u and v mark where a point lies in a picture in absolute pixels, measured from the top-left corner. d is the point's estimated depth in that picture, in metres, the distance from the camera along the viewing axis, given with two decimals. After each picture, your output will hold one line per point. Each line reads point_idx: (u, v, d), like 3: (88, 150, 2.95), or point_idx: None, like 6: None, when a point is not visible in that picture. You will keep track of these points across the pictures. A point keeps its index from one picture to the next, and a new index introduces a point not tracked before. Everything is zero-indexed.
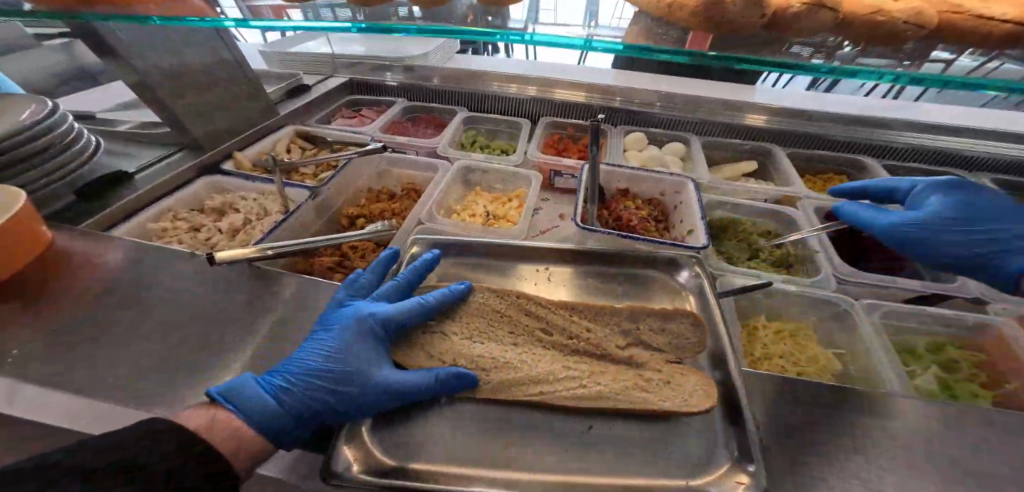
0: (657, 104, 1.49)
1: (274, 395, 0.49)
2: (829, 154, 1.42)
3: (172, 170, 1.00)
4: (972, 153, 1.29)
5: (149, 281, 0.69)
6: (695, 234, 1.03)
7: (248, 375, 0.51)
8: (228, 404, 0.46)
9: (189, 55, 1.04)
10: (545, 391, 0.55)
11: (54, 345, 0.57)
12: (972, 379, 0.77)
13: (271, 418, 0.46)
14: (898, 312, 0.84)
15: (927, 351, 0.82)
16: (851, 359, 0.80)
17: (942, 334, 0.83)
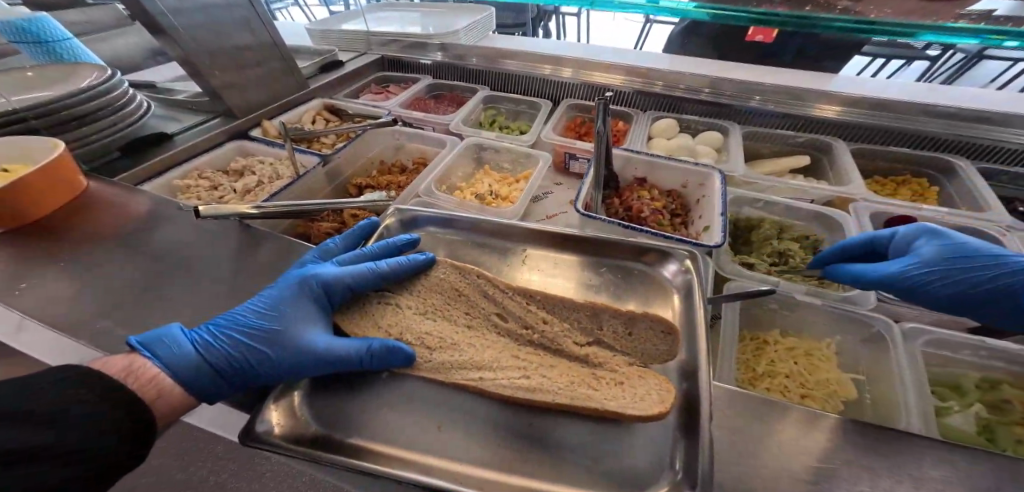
0: (705, 90, 1.30)
1: (196, 350, 0.53)
2: (908, 151, 1.18)
3: (205, 134, 1.09)
4: None
5: (160, 232, 0.76)
6: (710, 232, 0.93)
7: (175, 327, 0.54)
8: (148, 352, 0.50)
9: (226, 31, 1.12)
10: (481, 377, 0.54)
11: (73, 281, 0.65)
12: None
13: (187, 371, 0.50)
14: (947, 341, 0.70)
15: (976, 389, 0.68)
16: (873, 386, 0.69)
17: (1002, 371, 0.69)
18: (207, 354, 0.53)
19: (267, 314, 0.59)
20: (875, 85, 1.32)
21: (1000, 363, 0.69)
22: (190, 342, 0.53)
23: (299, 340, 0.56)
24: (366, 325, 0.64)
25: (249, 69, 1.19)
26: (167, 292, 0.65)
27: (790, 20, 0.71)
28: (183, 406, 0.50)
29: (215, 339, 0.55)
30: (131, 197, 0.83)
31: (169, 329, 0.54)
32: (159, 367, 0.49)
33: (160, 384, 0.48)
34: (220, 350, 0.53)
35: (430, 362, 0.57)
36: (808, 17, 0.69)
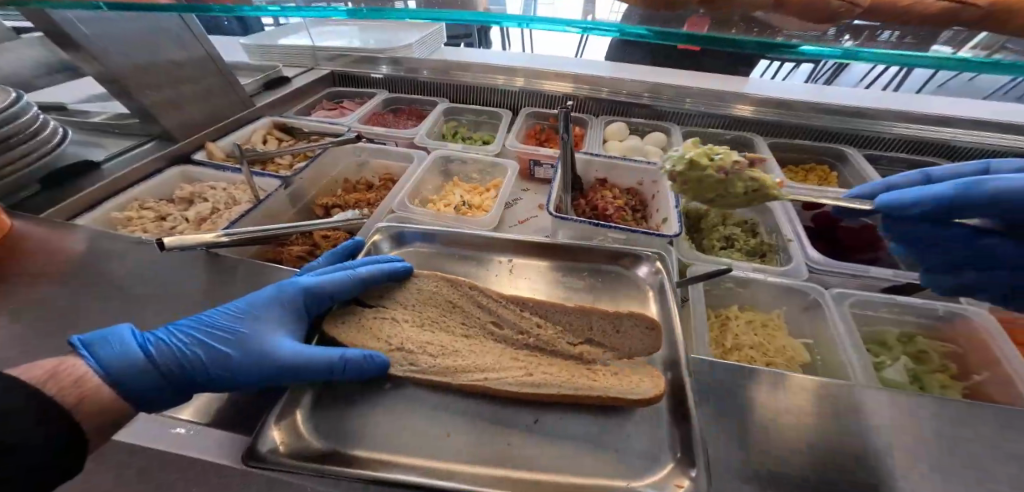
0: (646, 95, 1.44)
1: (146, 352, 0.47)
2: (813, 144, 1.41)
3: (139, 160, 0.98)
4: (962, 144, 1.26)
5: (109, 271, 0.69)
6: (668, 224, 1.03)
7: (125, 327, 0.49)
8: (88, 353, 0.44)
9: (156, 48, 1.01)
10: (484, 377, 0.55)
11: (10, 337, 0.57)
12: (943, 371, 0.80)
13: (130, 377, 0.44)
14: (864, 301, 0.85)
15: (898, 343, 0.83)
16: (819, 349, 0.82)
17: (913, 324, 0.85)
18: (158, 358, 0.47)
19: (234, 320, 0.55)
20: (778, 89, 1.55)
21: (911, 318, 0.85)
22: (139, 345, 0.47)
23: (268, 346, 0.52)
24: (355, 334, 0.61)
25: (183, 87, 1.09)
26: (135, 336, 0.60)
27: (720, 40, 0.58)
28: (111, 410, 0.42)
29: (168, 342, 0.49)
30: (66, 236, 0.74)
31: (118, 329, 0.49)
32: (94, 369, 0.43)
33: (92, 385, 0.41)
34: (173, 354, 0.48)
35: (434, 369, 0.56)
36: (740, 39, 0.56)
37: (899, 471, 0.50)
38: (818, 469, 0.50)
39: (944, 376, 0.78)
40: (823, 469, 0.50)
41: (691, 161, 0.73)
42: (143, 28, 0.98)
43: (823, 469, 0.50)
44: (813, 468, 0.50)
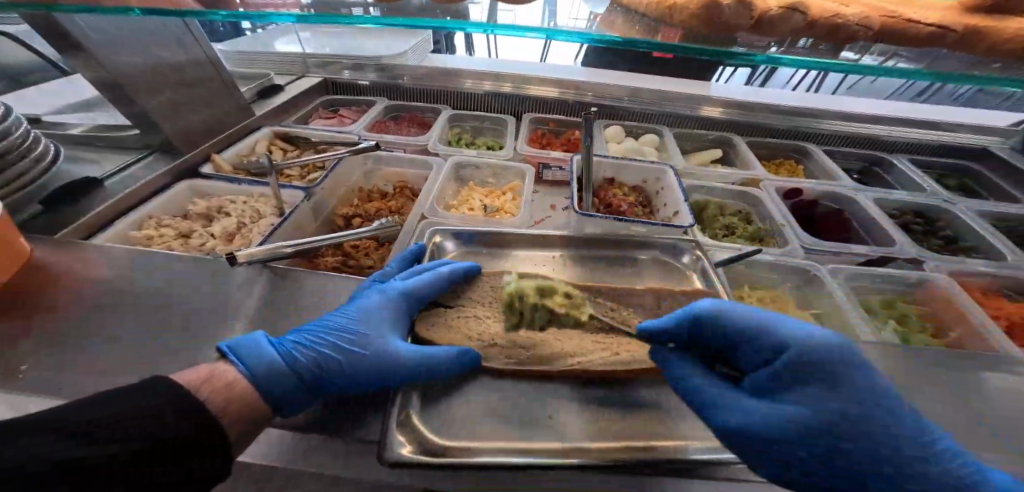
0: (627, 98, 1.55)
1: (281, 358, 0.51)
2: (780, 141, 1.60)
3: (146, 175, 0.92)
4: (891, 138, 1.55)
5: (163, 294, 0.67)
6: (681, 216, 1.12)
7: (258, 335, 0.52)
8: (236, 358, 0.47)
9: (157, 54, 0.95)
10: (579, 362, 0.60)
11: (77, 366, 0.55)
12: (923, 330, 1.00)
13: (271, 381, 0.47)
14: (857, 274, 1.07)
15: (882, 309, 1.05)
16: (826, 318, 0.98)
17: (891, 292, 1.09)
18: (292, 363, 0.50)
19: (345, 326, 0.58)
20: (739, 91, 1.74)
21: (886, 286, 1.08)
22: (274, 351, 0.51)
23: (385, 349, 0.55)
24: (447, 333, 0.64)
25: (185, 96, 1.03)
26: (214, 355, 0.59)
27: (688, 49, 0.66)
28: (254, 411, 0.44)
29: (297, 349, 0.53)
30: (100, 262, 0.71)
31: (254, 337, 0.52)
32: (244, 375, 0.46)
33: (242, 389, 0.45)
34: (303, 359, 0.51)
35: (529, 359, 0.61)
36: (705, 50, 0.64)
37: None
38: None
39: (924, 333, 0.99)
40: None
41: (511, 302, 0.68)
42: (147, 30, 0.91)
43: None
44: None
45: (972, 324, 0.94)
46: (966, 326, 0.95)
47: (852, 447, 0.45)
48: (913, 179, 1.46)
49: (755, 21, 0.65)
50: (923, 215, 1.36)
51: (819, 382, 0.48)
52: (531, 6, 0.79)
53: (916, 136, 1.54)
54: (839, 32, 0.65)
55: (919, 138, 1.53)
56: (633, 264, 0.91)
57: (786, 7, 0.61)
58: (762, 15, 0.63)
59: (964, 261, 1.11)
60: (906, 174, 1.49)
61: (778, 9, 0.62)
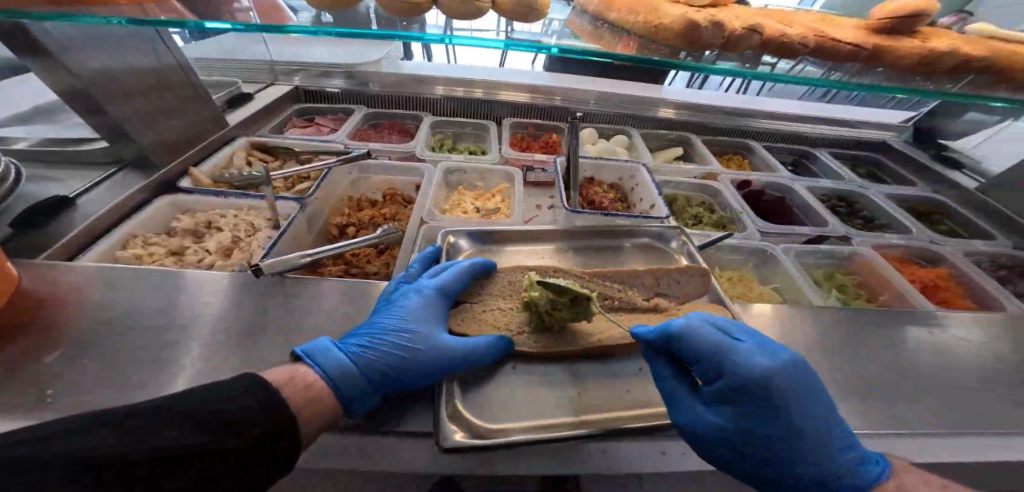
0: (592, 101, 1.64)
1: (347, 359, 0.55)
2: (728, 138, 1.80)
3: (122, 191, 0.86)
4: (812, 135, 1.80)
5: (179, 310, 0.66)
6: (657, 208, 1.23)
7: (326, 340, 0.58)
8: (312, 362, 0.53)
9: (130, 65, 0.90)
10: (601, 338, 0.69)
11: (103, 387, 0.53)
12: (859, 296, 1.20)
13: (345, 381, 0.52)
14: (803, 251, 1.26)
15: (825, 280, 1.24)
16: (784, 290, 1.14)
17: (830, 265, 1.28)
18: (359, 363, 0.55)
19: (393, 327, 0.62)
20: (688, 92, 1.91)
21: (825, 260, 1.28)
22: (341, 353, 0.56)
23: (435, 345, 0.60)
24: (480, 326, 0.70)
25: (158, 106, 0.98)
26: (247, 363, 0.60)
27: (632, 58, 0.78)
28: (328, 412, 0.49)
29: (359, 350, 0.58)
30: (97, 283, 0.68)
31: (322, 341, 0.57)
32: (319, 376, 0.51)
33: (318, 389, 0.50)
34: (367, 358, 0.56)
35: (556, 343, 0.67)
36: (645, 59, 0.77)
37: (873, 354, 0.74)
38: None
39: (858, 300, 1.18)
40: None
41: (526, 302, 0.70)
42: (123, 40, 0.87)
43: None
44: None
45: (895, 288, 1.14)
46: (892, 290, 1.15)
47: (763, 448, 0.56)
48: (834, 168, 1.71)
49: (725, 40, 0.76)
50: (845, 199, 1.60)
51: (755, 404, 0.56)
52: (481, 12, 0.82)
53: (831, 132, 1.80)
54: (786, 48, 0.79)
55: (834, 134, 1.80)
56: (623, 253, 1.00)
57: (748, 28, 0.74)
58: (731, 35, 0.75)
59: (880, 236, 1.34)
60: (828, 165, 1.75)
61: (742, 30, 0.74)
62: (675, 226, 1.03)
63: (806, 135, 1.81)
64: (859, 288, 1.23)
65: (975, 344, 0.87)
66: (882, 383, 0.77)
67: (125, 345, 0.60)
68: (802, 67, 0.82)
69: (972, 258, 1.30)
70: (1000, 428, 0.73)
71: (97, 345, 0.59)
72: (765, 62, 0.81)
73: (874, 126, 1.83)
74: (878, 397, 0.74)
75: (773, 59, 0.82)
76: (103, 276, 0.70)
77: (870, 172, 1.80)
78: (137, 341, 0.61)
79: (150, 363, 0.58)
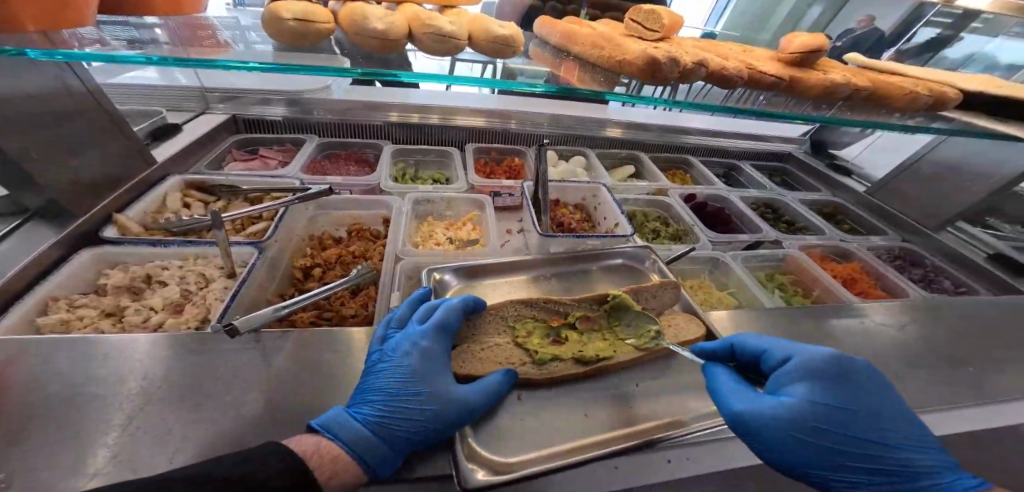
0: (548, 124, 1.70)
1: (364, 424, 0.52)
2: (670, 156, 1.97)
3: (34, 247, 0.72)
4: (738, 150, 2.04)
5: (130, 386, 0.56)
6: (622, 226, 1.30)
7: (336, 408, 0.53)
8: (329, 433, 0.49)
9: (33, 95, 0.74)
10: (602, 361, 0.68)
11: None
12: (797, 293, 1.36)
13: (368, 449, 0.49)
14: (748, 256, 1.40)
15: (768, 280, 1.39)
16: (738, 294, 1.25)
17: (769, 267, 1.44)
18: (377, 427, 0.52)
19: (401, 380, 0.57)
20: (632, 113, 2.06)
21: (765, 263, 1.44)
22: (357, 419, 0.52)
23: (448, 393, 0.57)
24: (481, 364, 0.66)
25: (79, 143, 0.84)
26: (227, 438, 0.52)
27: (562, 90, 0.80)
28: (353, 477, 0.47)
29: (375, 412, 0.54)
30: (14, 364, 0.55)
31: (334, 410, 0.53)
32: (344, 448, 0.48)
33: (342, 462, 0.47)
34: (386, 419, 0.53)
35: (559, 368, 0.66)
36: (578, 91, 0.79)
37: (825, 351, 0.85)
38: None
39: (797, 296, 1.33)
40: None
41: (519, 344, 0.69)
42: (17, 64, 0.71)
43: None
44: None
45: (825, 285, 1.31)
46: (822, 286, 1.32)
47: (845, 433, 0.58)
48: (758, 180, 1.94)
49: (682, 74, 0.83)
50: (771, 207, 1.82)
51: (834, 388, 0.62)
52: (428, 53, 0.79)
53: (752, 148, 2.05)
54: (728, 80, 0.89)
55: (755, 149, 2.06)
56: (599, 273, 1.05)
57: (696, 64, 0.81)
58: (686, 71, 0.82)
59: (804, 238, 1.54)
60: (753, 175, 1.98)
61: (691, 65, 0.81)
62: (644, 245, 1.10)
63: (732, 151, 2.04)
64: (796, 285, 1.39)
65: (894, 327, 1.04)
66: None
67: (63, 441, 0.49)
68: (699, 85, 0.94)
69: (874, 251, 1.55)
70: (925, 400, 0.86)
71: (21, 447, 0.47)
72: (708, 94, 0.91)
73: (783, 141, 2.13)
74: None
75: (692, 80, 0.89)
76: (21, 357, 0.57)
77: (785, 181, 2.07)
78: (78, 434, 0.50)
79: (103, 459, 0.48)
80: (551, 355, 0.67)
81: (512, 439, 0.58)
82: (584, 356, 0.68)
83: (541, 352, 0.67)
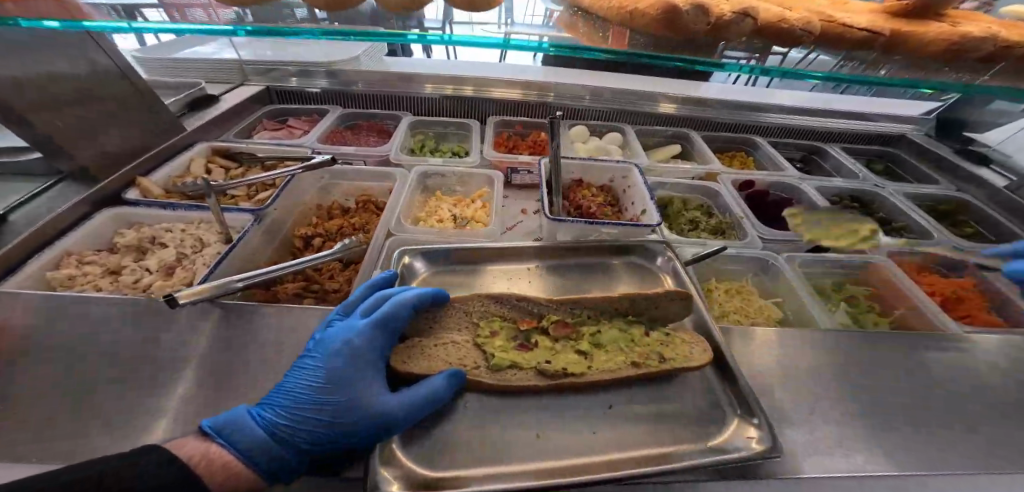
0: (589, 98, 1.54)
1: (268, 429, 0.47)
2: (730, 135, 1.67)
3: (61, 206, 0.80)
4: (824, 129, 1.66)
5: (92, 345, 0.59)
6: (649, 214, 1.14)
7: (242, 407, 0.48)
8: (222, 438, 0.44)
9: (42, 63, 0.80)
10: (568, 377, 0.58)
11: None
12: (871, 309, 1.08)
13: (263, 456, 0.45)
14: (808, 261, 1.14)
15: (833, 290, 1.13)
16: (788, 305, 1.04)
17: (840, 275, 1.16)
18: (281, 434, 0.47)
19: (321, 384, 0.51)
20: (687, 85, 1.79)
21: (835, 271, 1.16)
22: (259, 423, 0.47)
23: (370, 400, 0.51)
24: (428, 362, 0.59)
25: (92, 109, 0.90)
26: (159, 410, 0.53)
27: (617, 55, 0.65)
28: (247, 481, 0.43)
29: (285, 414, 0.48)
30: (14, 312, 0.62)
31: (239, 409, 0.48)
32: (236, 455, 0.43)
33: (232, 469, 0.42)
34: (294, 423, 0.48)
35: (515, 378, 0.57)
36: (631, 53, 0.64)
37: None
38: None
39: (871, 314, 1.05)
40: None
41: (478, 345, 0.61)
42: (32, 38, 0.77)
43: None
44: None
45: (913, 304, 1.01)
46: (908, 305, 1.02)
47: None
48: (847, 167, 1.58)
49: (714, 25, 0.65)
50: (859, 200, 1.47)
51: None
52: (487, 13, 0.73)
53: (846, 126, 1.66)
54: (786, 36, 0.66)
55: (849, 128, 1.66)
56: (610, 269, 0.92)
57: (738, 12, 0.62)
58: (721, 19, 0.63)
59: (896, 242, 1.22)
60: (840, 161, 1.61)
61: (731, 14, 0.63)
62: (660, 239, 0.94)
63: (817, 131, 1.68)
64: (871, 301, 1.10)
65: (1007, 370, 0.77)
66: (901, 416, 0.66)
67: (25, 392, 0.53)
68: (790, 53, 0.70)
69: None
70: None
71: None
72: (758, 52, 0.70)
73: (891, 119, 1.70)
74: (902, 433, 0.63)
75: (786, 49, 0.69)
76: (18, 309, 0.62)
77: (888, 169, 1.67)
78: (40, 385, 0.54)
79: (51, 417, 0.51)
80: (510, 360, 0.59)
81: (439, 451, 0.51)
82: (546, 367, 0.58)
83: (499, 356, 0.58)
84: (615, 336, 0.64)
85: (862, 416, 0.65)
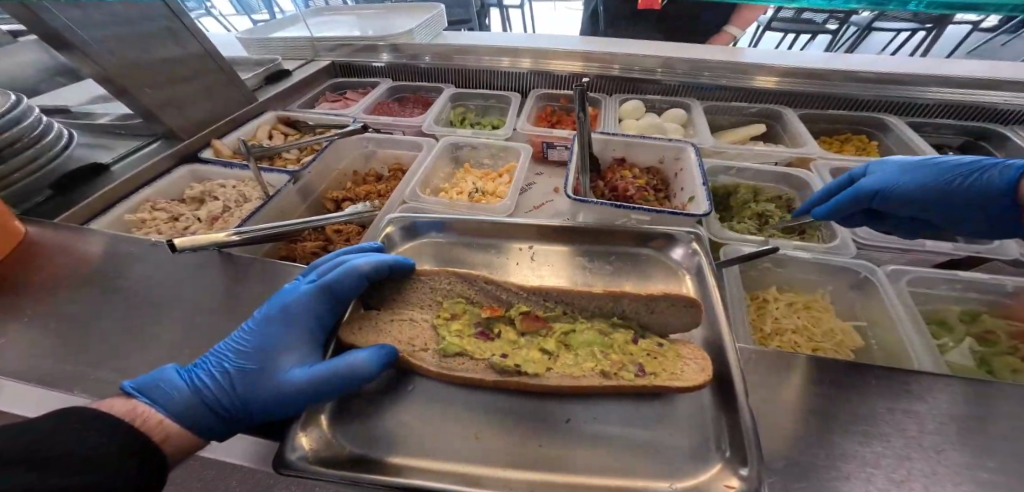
0: (660, 70, 1.35)
1: (196, 389, 0.48)
2: (844, 113, 1.29)
3: (149, 161, 0.97)
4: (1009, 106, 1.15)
5: (128, 276, 0.68)
6: (696, 202, 0.95)
7: (176, 368, 0.50)
8: (144, 397, 0.45)
9: (145, 44, 0.96)
10: (518, 376, 0.52)
11: (34, 346, 0.56)
12: (1015, 352, 0.72)
13: (188, 415, 0.46)
14: (926, 279, 0.79)
15: (959, 322, 0.77)
16: (876, 330, 0.76)
17: (976, 302, 0.79)
18: (207, 396, 0.47)
19: (260, 348, 0.53)
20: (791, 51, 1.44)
21: (974, 296, 0.79)
22: (187, 383, 0.48)
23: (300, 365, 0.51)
24: (379, 336, 0.58)
25: (185, 84, 1.06)
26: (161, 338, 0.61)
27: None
28: (179, 436, 0.45)
29: (212, 375, 0.50)
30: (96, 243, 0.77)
31: (171, 370, 0.49)
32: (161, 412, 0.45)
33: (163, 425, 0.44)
34: (220, 386, 0.49)
35: (460, 366, 0.54)
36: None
37: (989, 467, 0.44)
38: (907, 475, 0.44)
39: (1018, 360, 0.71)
40: (903, 465, 0.45)
41: (438, 324, 0.59)
42: (137, 21, 0.94)
43: (910, 474, 0.44)
44: (905, 476, 0.44)
45: None
46: None
47: None
48: None
49: None
50: None
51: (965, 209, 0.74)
52: None
53: None
54: None
55: None
56: (628, 260, 0.79)
57: None
58: None
59: None
60: None
61: None
62: (691, 229, 0.77)
63: (1006, 110, 1.15)
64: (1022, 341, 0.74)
65: None
66: None
67: None
68: None
69: None
70: None
71: None
72: None
73: None
74: None
75: None
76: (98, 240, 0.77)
77: None
78: None
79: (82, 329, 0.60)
80: (458, 346, 0.55)
81: (365, 430, 0.50)
82: (495, 360, 0.53)
83: (450, 340, 0.55)
84: (586, 338, 0.55)
85: (980, 485, 0.43)
